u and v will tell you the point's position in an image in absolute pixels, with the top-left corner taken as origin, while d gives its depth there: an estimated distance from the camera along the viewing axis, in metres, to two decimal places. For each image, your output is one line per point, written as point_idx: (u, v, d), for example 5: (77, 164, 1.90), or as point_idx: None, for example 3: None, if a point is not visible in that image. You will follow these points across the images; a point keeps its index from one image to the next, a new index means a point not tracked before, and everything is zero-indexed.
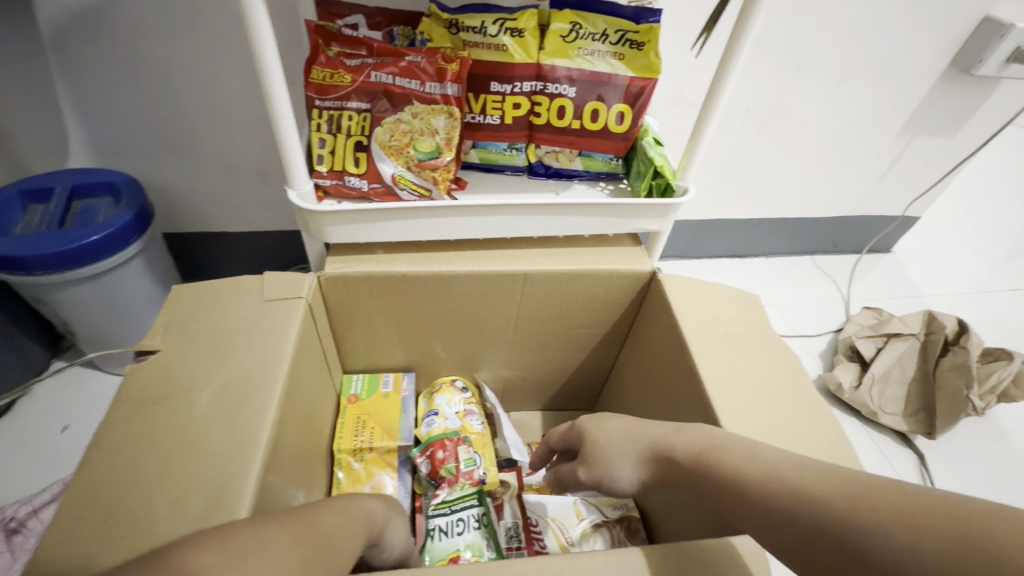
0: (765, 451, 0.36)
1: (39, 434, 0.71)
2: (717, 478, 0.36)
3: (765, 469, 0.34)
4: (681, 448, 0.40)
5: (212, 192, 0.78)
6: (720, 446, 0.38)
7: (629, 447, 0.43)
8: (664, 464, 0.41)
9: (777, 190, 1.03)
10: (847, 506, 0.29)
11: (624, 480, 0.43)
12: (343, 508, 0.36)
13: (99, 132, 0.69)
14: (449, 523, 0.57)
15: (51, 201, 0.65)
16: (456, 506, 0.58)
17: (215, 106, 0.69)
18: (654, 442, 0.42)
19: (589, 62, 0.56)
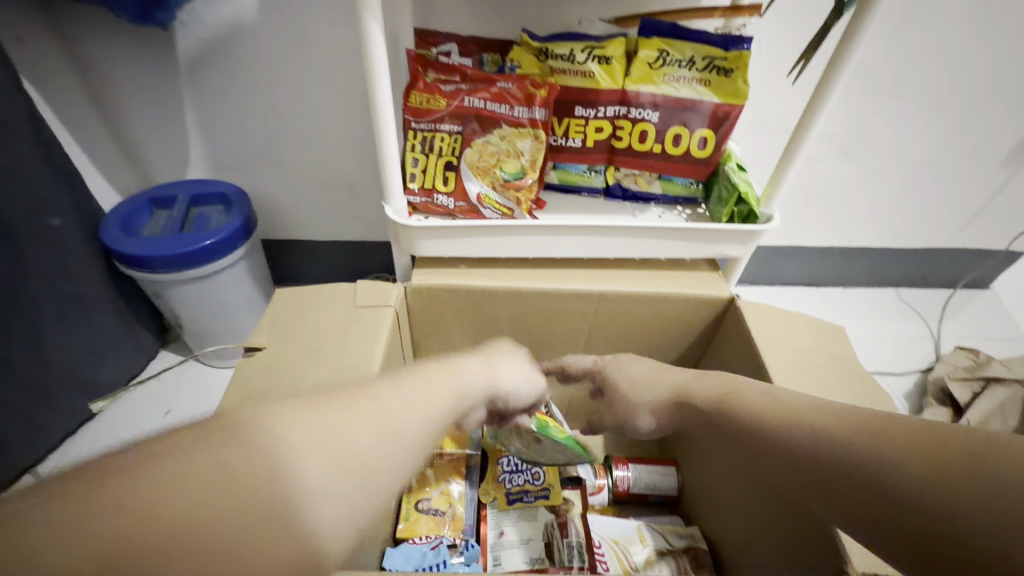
0: (785, 393, 0.37)
1: (151, 413, 0.79)
2: (736, 425, 0.38)
3: (780, 411, 0.35)
4: (698, 392, 0.42)
5: (305, 203, 0.85)
6: (743, 390, 0.39)
7: (648, 387, 0.47)
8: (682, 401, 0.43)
9: (861, 218, 0.98)
10: (869, 451, 0.29)
11: (644, 425, 0.47)
12: (441, 369, 0.35)
13: (215, 147, 0.77)
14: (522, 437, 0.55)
15: (173, 207, 0.73)
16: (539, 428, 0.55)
17: (316, 125, 0.75)
18: (675, 389, 0.45)
19: (674, 88, 0.57)
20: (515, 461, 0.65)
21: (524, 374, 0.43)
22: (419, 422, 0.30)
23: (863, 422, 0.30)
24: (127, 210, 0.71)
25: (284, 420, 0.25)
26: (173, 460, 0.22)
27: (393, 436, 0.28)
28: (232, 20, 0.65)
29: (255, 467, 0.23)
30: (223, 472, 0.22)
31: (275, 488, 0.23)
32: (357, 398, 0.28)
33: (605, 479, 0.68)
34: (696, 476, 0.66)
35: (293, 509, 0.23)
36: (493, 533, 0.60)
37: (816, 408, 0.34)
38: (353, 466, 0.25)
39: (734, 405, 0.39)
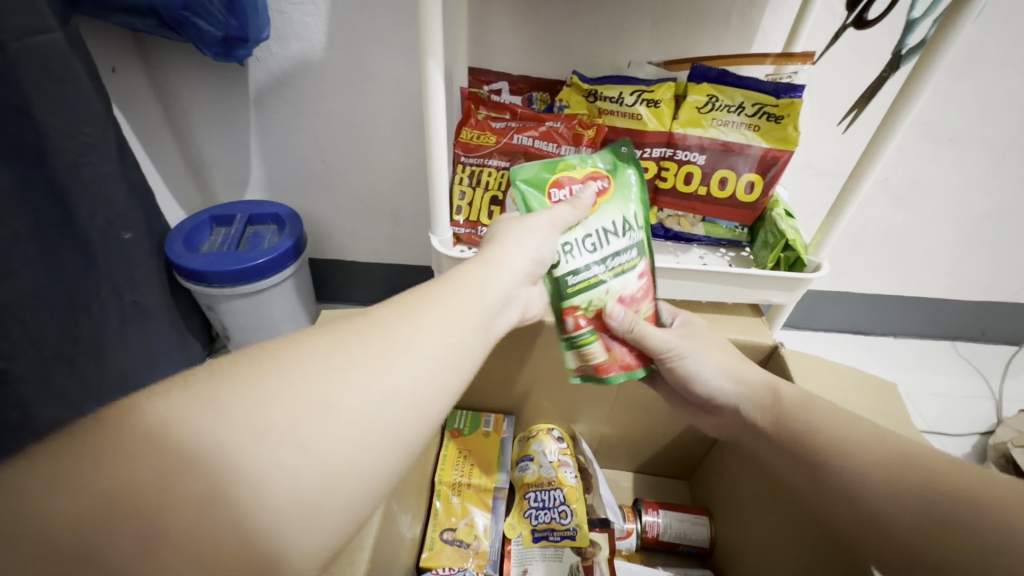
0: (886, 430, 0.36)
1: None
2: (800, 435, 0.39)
3: (847, 438, 0.36)
4: (786, 393, 0.42)
5: (352, 226, 0.88)
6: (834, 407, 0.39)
7: (727, 362, 0.47)
8: (766, 396, 0.43)
9: (914, 266, 0.94)
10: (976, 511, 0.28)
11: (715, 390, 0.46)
12: (443, 286, 0.34)
13: (274, 170, 0.82)
14: (582, 250, 0.45)
15: (232, 226, 0.78)
16: (607, 259, 0.46)
17: (368, 153, 0.78)
18: (767, 382, 0.44)
19: (722, 132, 0.57)
20: (543, 497, 0.63)
21: (536, 243, 0.41)
22: (389, 380, 0.27)
23: (926, 470, 0.32)
24: (190, 226, 0.76)
25: (189, 404, 0.22)
26: (58, 459, 0.20)
27: (338, 412, 0.25)
28: (301, 56, 0.69)
29: (163, 457, 0.20)
30: (128, 465, 0.20)
31: (188, 474, 0.20)
32: (350, 333, 0.28)
33: (633, 524, 0.67)
34: (731, 528, 0.63)
35: (216, 500, 0.20)
36: (517, 570, 0.59)
37: (893, 442, 0.35)
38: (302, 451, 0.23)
39: (805, 418, 0.39)
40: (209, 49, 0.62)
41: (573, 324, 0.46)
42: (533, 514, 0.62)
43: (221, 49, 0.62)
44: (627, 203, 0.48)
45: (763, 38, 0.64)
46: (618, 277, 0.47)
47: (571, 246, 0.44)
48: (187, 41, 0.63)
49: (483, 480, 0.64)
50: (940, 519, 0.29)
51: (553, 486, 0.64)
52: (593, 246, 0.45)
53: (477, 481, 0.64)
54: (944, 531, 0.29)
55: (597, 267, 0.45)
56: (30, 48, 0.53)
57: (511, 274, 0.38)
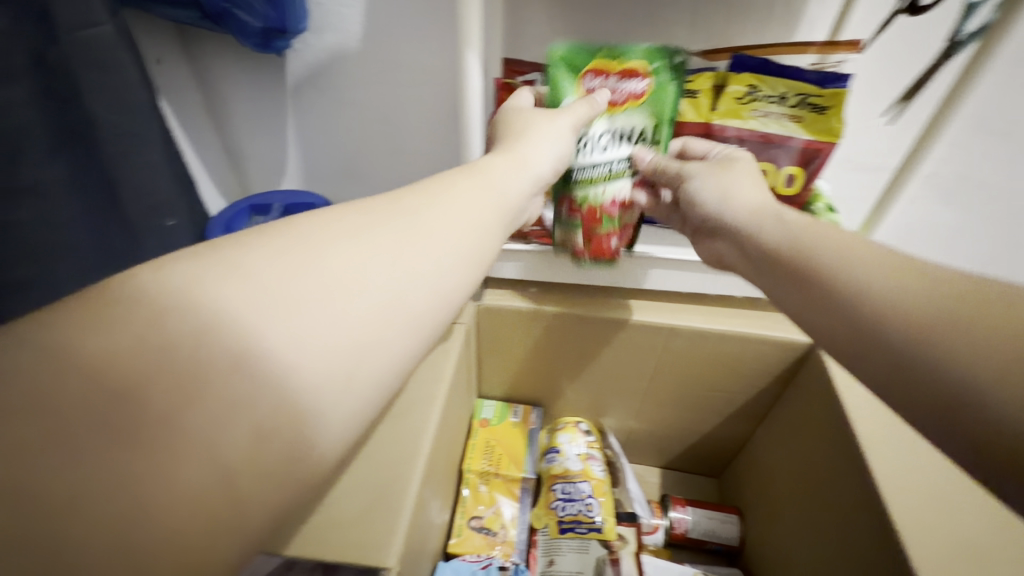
0: (925, 262, 0.34)
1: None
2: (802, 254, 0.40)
3: (880, 274, 0.34)
4: (794, 219, 0.44)
5: None
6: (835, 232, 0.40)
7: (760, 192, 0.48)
8: (775, 220, 0.45)
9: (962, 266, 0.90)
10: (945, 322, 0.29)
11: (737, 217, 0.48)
12: (465, 178, 0.39)
13: (309, 160, 0.84)
14: (594, 146, 0.49)
15: (269, 214, 0.80)
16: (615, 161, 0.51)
17: (401, 144, 0.79)
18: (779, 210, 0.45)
19: (762, 123, 0.56)
20: (569, 489, 0.63)
21: (556, 148, 0.45)
22: (408, 251, 0.31)
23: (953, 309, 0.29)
24: (229, 214, 0.78)
25: (218, 278, 0.24)
26: (70, 350, 0.21)
27: (351, 288, 0.27)
28: (337, 48, 0.70)
29: (188, 337, 0.22)
30: (148, 360, 0.21)
31: (204, 364, 0.22)
32: (375, 208, 0.33)
33: (660, 519, 0.66)
34: (760, 528, 0.62)
35: (241, 371, 0.22)
36: (544, 559, 0.61)
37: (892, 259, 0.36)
38: (320, 329, 0.25)
39: (829, 255, 0.39)
40: (251, 41, 0.63)
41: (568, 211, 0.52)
42: (560, 507, 0.62)
43: (262, 42, 0.63)
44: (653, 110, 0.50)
45: (809, 27, 0.62)
46: (616, 181, 0.51)
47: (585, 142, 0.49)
48: (228, 33, 0.65)
49: (512, 473, 0.64)
50: (975, 350, 0.27)
51: (580, 479, 0.63)
52: (607, 146, 0.50)
53: (505, 473, 0.63)
54: (980, 364, 0.27)
55: (602, 168, 0.50)
56: (84, 41, 0.55)
57: (533, 175, 0.43)
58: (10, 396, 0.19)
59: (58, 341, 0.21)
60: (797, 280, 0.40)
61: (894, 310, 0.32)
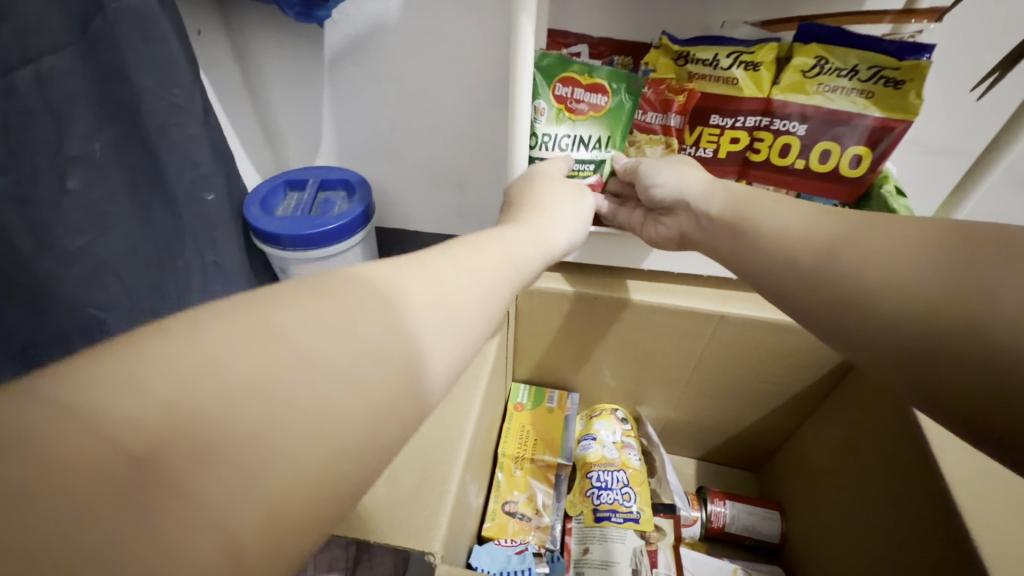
0: (850, 215, 0.38)
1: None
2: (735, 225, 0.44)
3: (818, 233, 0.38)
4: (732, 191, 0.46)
5: (418, 196, 0.88)
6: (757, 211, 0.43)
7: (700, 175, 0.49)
8: (714, 193, 0.47)
9: None
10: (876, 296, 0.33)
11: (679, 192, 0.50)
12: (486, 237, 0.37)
13: (344, 137, 0.82)
14: (554, 146, 0.51)
15: (304, 191, 0.79)
16: (574, 162, 0.52)
17: (438, 120, 0.77)
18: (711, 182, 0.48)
19: (829, 98, 0.52)
20: (606, 477, 0.61)
21: (567, 226, 0.46)
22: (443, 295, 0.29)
23: (882, 259, 0.33)
24: (266, 190, 0.78)
25: (249, 337, 0.21)
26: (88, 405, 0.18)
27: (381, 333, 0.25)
28: (376, 19, 0.68)
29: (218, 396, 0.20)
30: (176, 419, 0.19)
31: (228, 432, 0.19)
32: (424, 257, 0.31)
33: (699, 512, 0.64)
34: (804, 524, 0.60)
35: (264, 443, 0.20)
36: (578, 547, 0.58)
37: (829, 231, 0.37)
38: (417, 303, 0.27)
39: (765, 223, 0.42)
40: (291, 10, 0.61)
41: None
42: (595, 496, 0.60)
43: (302, 11, 0.61)
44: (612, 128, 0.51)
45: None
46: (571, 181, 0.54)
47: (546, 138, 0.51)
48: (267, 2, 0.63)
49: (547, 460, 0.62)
50: (915, 292, 0.31)
51: (616, 467, 0.62)
52: (565, 147, 0.52)
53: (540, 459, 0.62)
54: (917, 308, 0.30)
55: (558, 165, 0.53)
56: (126, 9, 0.54)
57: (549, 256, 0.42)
58: (107, 407, 0.18)
59: (112, 367, 0.19)
60: (745, 246, 0.43)
61: (833, 269, 0.36)
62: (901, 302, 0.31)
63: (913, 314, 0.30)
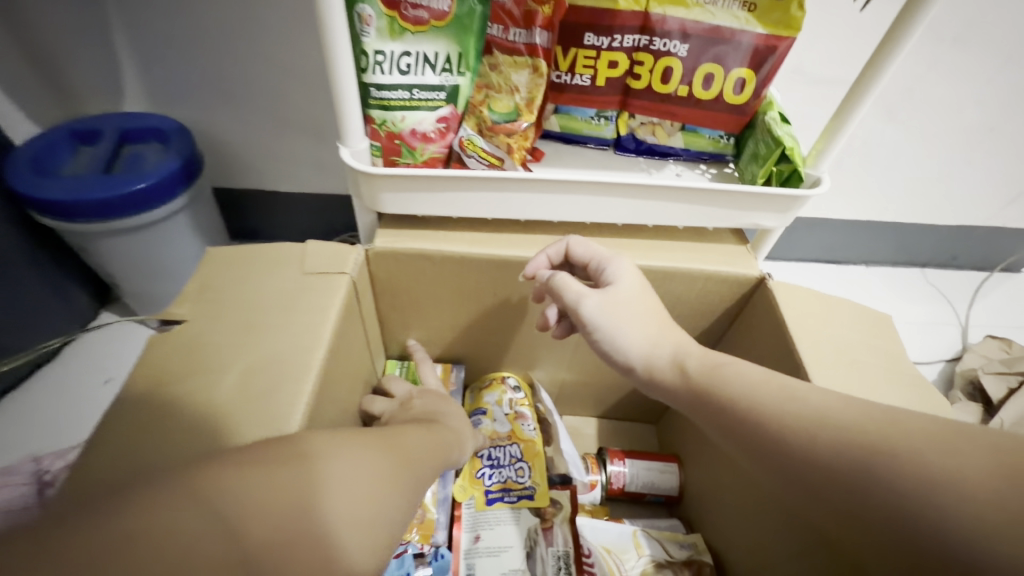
0: (806, 392, 0.33)
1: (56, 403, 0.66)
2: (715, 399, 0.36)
3: (806, 405, 0.32)
4: (692, 364, 0.39)
5: (266, 148, 0.73)
6: (722, 369, 0.37)
7: (649, 331, 0.41)
8: (669, 358, 0.40)
9: (896, 189, 0.88)
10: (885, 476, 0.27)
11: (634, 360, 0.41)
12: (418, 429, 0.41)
13: (153, 71, 0.65)
14: (392, 68, 0.40)
15: (100, 144, 0.62)
16: (420, 89, 0.41)
17: (273, 50, 0.62)
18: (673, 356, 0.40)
19: (710, 12, 0.46)
20: (497, 454, 0.56)
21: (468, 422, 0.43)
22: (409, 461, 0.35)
23: (887, 438, 0.28)
24: (42, 146, 0.60)
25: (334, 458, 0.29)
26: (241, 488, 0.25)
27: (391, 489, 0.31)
28: None
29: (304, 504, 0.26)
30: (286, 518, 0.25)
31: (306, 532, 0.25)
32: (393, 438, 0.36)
33: (598, 475, 0.61)
34: (700, 476, 0.58)
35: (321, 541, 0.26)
36: (467, 536, 0.52)
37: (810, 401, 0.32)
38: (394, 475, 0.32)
39: (749, 400, 0.35)
40: None
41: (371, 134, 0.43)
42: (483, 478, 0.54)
43: None
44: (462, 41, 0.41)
45: None
46: (418, 111, 0.42)
47: (378, 60, 0.39)
48: None
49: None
50: (968, 499, 0.24)
51: (508, 441, 0.57)
52: (406, 68, 0.40)
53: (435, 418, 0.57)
54: (975, 514, 0.24)
55: (400, 92, 0.41)
56: None
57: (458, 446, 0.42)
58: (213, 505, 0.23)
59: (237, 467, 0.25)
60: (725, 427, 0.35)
61: (861, 446, 0.28)
62: (943, 484, 0.25)
63: (986, 508, 0.24)
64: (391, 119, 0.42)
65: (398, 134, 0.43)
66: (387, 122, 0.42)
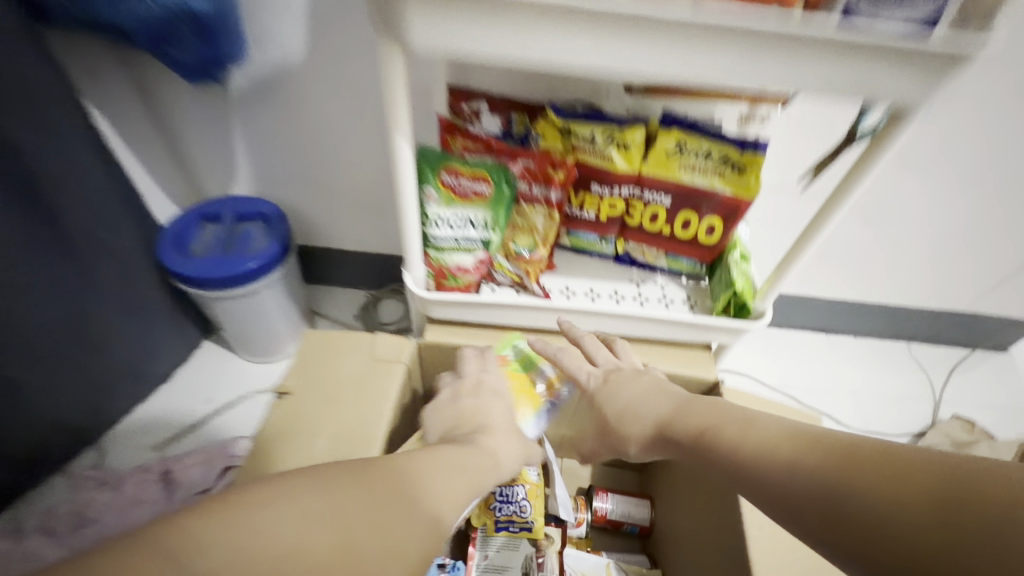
0: (762, 424, 0.40)
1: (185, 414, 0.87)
2: (702, 438, 0.43)
3: (762, 442, 0.39)
4: (681, 427, 0.45)
5: (340, 218, 0.92)
6: (717, 425, 0.43)
7: (642, 393, 0.50)
8: (664, 423, 0.46)
9: (875, 274, 0.99)
10: (835, 481, 0.33)
11: (635, 446, 0.49)
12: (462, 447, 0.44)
13: (259, 165, 0.83)
14: (445, 225, 0.56)
15: (221, 225, 0.81)
16: (463, 238, 0.57)
17: (354, 155, 0.80)
18: (662, 419, 0.47)
19: (689, 176, 0.59)
20: (507, 492, 0.68)
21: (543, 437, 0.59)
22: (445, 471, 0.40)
23: (838, 468, 0.34)
24: (181, 227, 0.79)
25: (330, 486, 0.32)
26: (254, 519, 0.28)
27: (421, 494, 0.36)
28: (282, 65, 0.69)
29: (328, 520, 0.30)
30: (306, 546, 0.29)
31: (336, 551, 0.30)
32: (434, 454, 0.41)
33: (585, 513, 0.75)
34: (668, 523, 0.72)
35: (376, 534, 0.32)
36: (478, 553, 0.68)
37: (784, 433, 0.39)
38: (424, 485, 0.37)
39: (728, 440, 0.41)
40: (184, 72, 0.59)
41: (427, 265, 0.59)
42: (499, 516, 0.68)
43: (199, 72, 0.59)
44: (495, 210, 0.57)
45: None
46: (462, 252, 0.58)
47: (437, 219, 0.56)
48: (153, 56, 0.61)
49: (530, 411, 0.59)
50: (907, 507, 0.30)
51: (517, 482, 0.70)
52: (455, 226, 0.56)
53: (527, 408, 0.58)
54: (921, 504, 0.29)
55: (450, 241, 0.57)
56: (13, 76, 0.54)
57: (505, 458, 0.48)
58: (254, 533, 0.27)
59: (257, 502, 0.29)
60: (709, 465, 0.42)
61: (821, 471, 0.34)
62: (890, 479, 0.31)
63: (917, 489, 0.30)
64: (442, 257, 0.58)
65: (446, 265, 0.59)
66: (439, 258, 0.58)
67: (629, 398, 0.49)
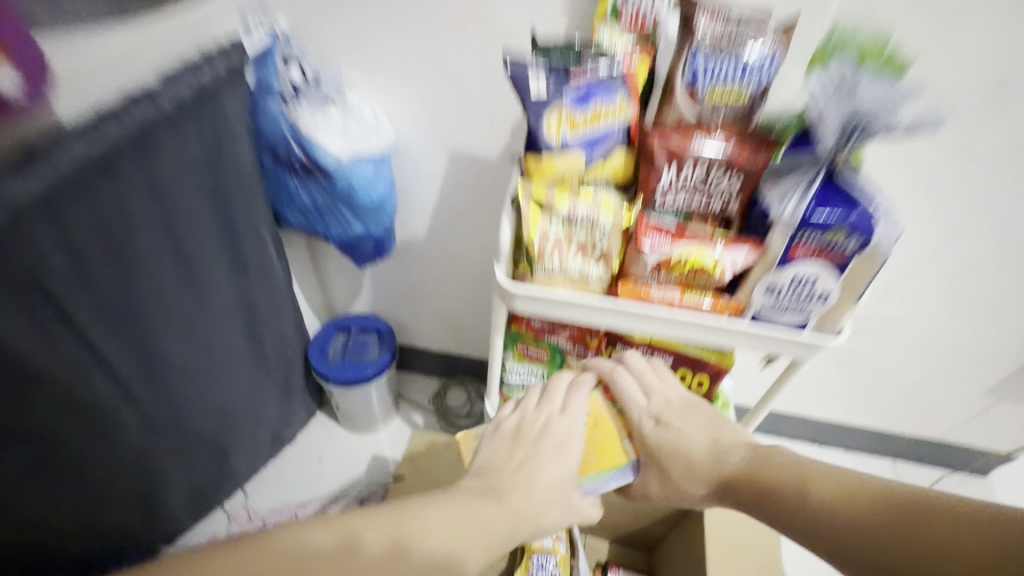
0: (821, 469, 0.50)
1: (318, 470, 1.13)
2: (761, 482, 0.52)
3: (830, 497, 0.47)
4: (740, 461, 0.55)
5: (429, 328, 1.22)
6: (775, 461, 0.53)
7: (701, 425, 0.60)
8: (743, 475, 0.54)
9: (857, 405, 1.18)
10: (920, 519, 0.43)
11: (696, 490, 0.57)
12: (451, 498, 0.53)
13: (378, 293, 1.15)
14: (515, 374, 0.86)
15: (349, 336, 1.13)
16: (526, 382, 0.87)
17: (447, 291, 1.11)
18: (731, 470, 0.55)
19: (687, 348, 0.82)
20: (542, 560, 0.93)
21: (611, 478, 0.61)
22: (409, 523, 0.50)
23: (919, 512, 0.43)
24: (322, 336, 1.11)
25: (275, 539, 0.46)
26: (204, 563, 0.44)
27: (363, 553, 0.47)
28: (407, 240, 1.00)
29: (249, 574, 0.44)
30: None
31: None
32: (416, 503, 0.52)
33: None
34: None
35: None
36: None
37: (847, 477, 0.48)
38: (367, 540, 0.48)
39: (796, 478, 0.51)
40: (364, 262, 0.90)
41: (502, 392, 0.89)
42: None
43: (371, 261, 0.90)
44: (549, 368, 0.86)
45: None
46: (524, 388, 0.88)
47: (511, 369, 0.86)
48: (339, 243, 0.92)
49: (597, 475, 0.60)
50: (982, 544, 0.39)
51: (549, 552, 0.94)
52: (522, 375, 0.86)
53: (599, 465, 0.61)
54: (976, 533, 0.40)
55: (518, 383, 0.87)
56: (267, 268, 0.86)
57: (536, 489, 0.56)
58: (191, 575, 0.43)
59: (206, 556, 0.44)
60: (769, 509, 0.51)
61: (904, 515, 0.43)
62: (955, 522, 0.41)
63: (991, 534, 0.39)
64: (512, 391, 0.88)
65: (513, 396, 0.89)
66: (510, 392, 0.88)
67: (689, 450, 0.58)
